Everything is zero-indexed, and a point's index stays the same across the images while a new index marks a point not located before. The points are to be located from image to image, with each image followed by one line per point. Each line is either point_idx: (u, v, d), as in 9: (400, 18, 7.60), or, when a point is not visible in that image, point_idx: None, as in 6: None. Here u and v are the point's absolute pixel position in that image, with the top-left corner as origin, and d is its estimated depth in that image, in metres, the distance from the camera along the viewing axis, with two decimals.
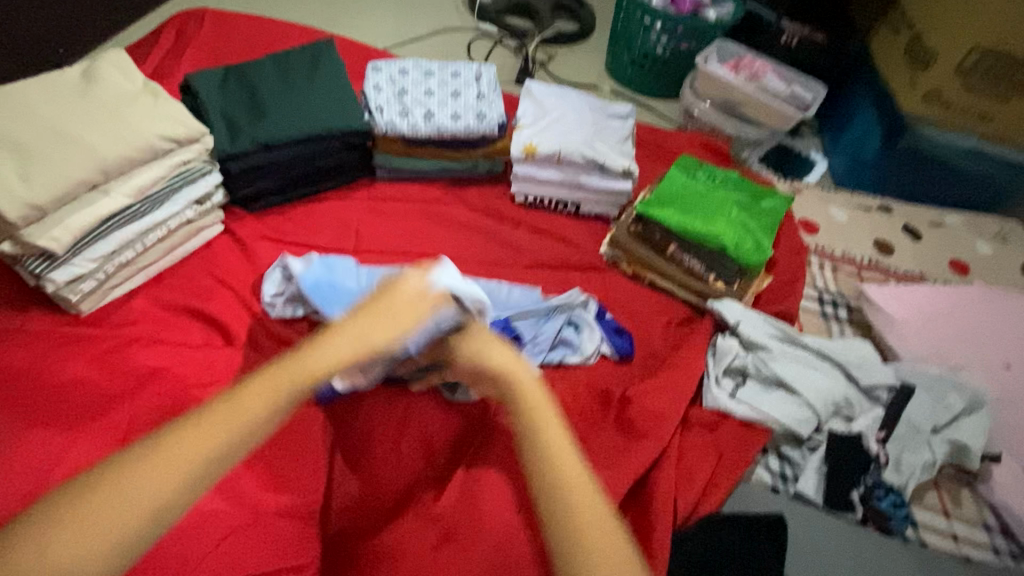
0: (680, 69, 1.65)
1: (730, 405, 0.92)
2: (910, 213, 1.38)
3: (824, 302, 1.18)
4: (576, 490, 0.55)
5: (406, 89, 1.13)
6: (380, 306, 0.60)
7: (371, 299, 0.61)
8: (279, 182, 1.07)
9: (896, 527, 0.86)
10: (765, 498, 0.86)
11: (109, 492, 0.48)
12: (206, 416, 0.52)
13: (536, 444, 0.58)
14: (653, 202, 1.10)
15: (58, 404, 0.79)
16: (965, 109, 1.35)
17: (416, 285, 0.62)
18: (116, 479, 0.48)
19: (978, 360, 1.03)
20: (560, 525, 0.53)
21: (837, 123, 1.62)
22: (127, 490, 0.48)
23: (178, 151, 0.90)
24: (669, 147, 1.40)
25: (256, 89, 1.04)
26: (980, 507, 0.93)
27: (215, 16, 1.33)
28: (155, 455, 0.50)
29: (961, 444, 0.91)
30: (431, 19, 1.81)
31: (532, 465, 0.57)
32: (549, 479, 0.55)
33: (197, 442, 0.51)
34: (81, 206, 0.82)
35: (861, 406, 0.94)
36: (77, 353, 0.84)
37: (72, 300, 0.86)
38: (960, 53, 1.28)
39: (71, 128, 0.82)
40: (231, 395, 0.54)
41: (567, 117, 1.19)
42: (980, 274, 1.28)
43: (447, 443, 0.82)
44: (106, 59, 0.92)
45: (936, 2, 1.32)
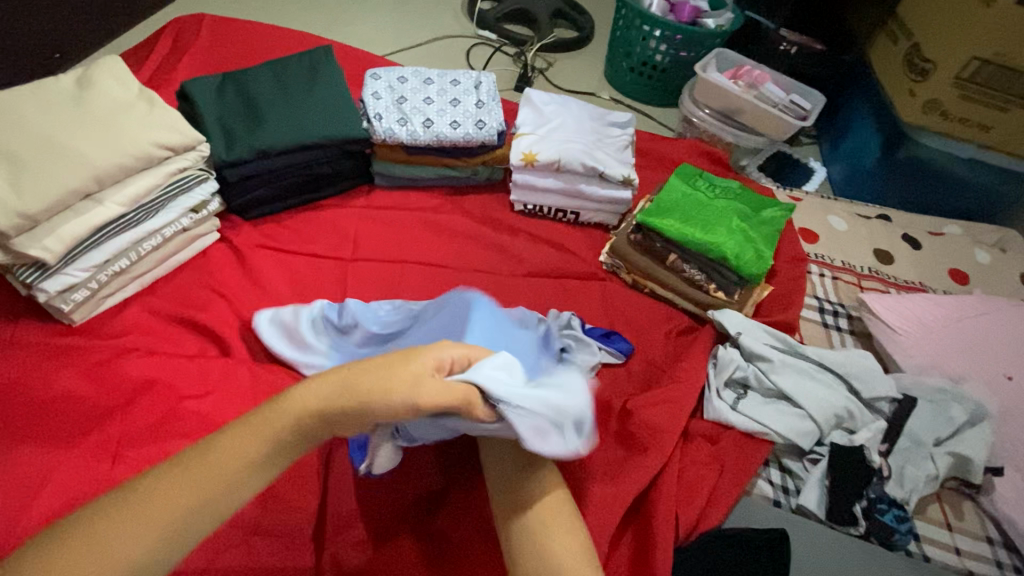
0: (679, 78, 1.65)
1: (731, 417, 0.91)
2: (909, 222, 1.38)
3: (824, 311, 1.17)
4: (552, 526, 0.61)
5: (404, 97, 1.11)
6: (384, 367, 0.54)
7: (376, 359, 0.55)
8: (276, 190, 1.06)
9: (899, 541, 0.84)
10: (767, 514, 0.85)
11: (84, 542, 0.46)
12: (190, 465, 0.51)
13: (523, 484, 0.65)
14: (653, 210, 1.09)
15: (49, 417, 0.77)
16: (964, 119, 1.35)
17: (433, 358, 0.56)
18: (95, 528, 0.47)
19: (980, 371, 1.02)
20: (533, 553, 0.60)
21: (836, 132, 1.66)
22: (104, 542, 0.46)
23: (174, 159, 0.90)
24: (669, 156, 1.39)
25: (253, 96, 1.03)
26: (983, 519, 0.92)
27: (213, 22, 1.32)
28: (136, 505, 0.48)
29: (964, 457, 0.90)
30: (430, 26, 1.81)
31: (510, 511, 0.63)
32: (529, 517, 0.62)
33: (170, 497, 0.49)
34: (75, 215, 0.81)
35: (863, 418, 0.93)
36: (69, 364, 0.83)
37: (65, 311, 0.85)
38: (957, 64, 1.27)
39: (65, 136, 0.81)
40: (216, 443, 0.53)
41: (567, 125, 1.18)
42: (980, 284, 1.28)
43: (443, 461, 0.82)
44: (101, 66, 0.91)
45: (934, 12, 1.32)
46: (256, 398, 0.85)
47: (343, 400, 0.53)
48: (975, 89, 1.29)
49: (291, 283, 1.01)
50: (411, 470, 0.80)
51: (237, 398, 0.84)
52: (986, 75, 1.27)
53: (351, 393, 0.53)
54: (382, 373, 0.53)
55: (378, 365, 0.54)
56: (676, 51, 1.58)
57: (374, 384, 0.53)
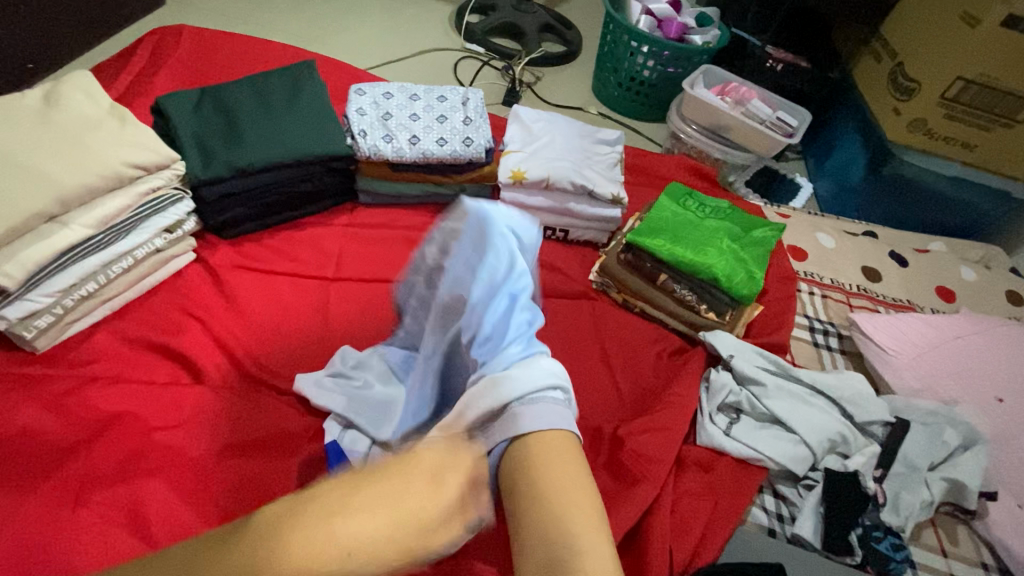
0: (666, 93, 1.65)
1: (724, 443, 0.89)
2: (896, 240, 1.38)
3: (815, 331, 1.16)
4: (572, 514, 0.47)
5: (390, 113, 1.08)
6: (399, 507, 0.39)
7: (394, 491, 0.40)
8: (255, 208, 1.02)
9: (896, 570, 0.82)
10: (764, 545, 0.82)
11: None
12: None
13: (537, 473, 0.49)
14: (643, 231, 1.08)
15: (7, 455, 0.73)
16: (949, 138, 1.36)
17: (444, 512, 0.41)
18: None
19: (969, 393, 1.02)
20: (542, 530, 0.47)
21: (821, 149, 1.67)
22: None
23: (147, 178, 0.87)
24: (657, 172, 1.38)
25: (232, 113, 0.99)
26: (977, 545, 0.91)
27: (193, 33, 1.29)
28: None
29: (958, 482, 0.89)
30: (416, 39, 1.79)
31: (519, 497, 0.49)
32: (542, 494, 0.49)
33: None
34: (38, 238, 0.77)
35: (857, 442, 0.92)
36: (30, 396, 0.78)
37: (26, 338, 0.80)
38: (942, 84, 1.28)
39: (27, 155, 0.77)
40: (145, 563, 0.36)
41: (555, 142, 1.16)
42: (968, 302, 1.28)
43: None
44: (70, 81, 0.87)
45: (919, 32, 1.33)
46: (232, 429, 0.81)
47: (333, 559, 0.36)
48: (959, 109, 1.30)
49: (271, 304, 0.97)
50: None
51: (212, 430, 0.80)
52: (970, 95, 1.28)
53: (348, 535, 0.37)
54: (390, 494, 0.39)
55: (394, 480, 0.40)
56: (664, 66, 1.57)
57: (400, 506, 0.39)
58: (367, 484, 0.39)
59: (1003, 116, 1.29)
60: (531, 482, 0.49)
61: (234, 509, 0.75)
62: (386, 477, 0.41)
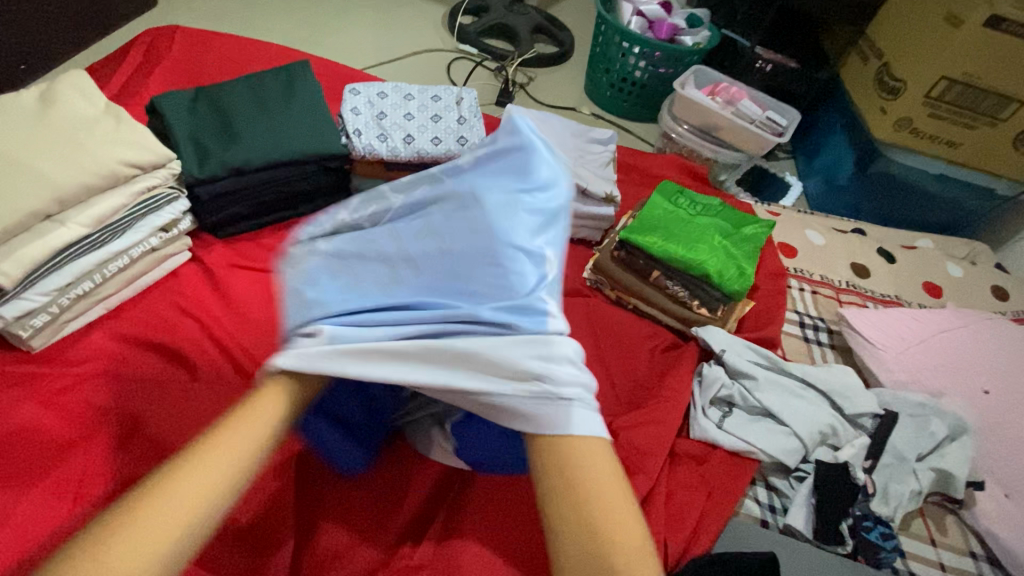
0: (658, 93, 1.67)
1: (717, 435, 0.91)
2: (884, 237, 1.40)
3: (805, 326, 1.18)
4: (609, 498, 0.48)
5: (385, 113, 1.09)
6: (243, 423, 0.51)
7: (228, 418, 0.51)
8: (251, 207, 1.02)
9: (885, 559, 0.84)
10: (757, 535, 0.84)
11: None
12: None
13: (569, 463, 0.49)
14: (636, 227, 1.09)
15: (3, 454, 0.73)
16: (935, 136, 1.38)
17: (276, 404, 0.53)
18: None
19: (956, 385, 1.03)
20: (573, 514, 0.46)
21: (810, 148, 1.69)
22: None
23: (142, 177, 0.87)
24: (649, 171, 1.40)
25: (226, 112, 1.00)
26: (965, 534, 0.93)
27: (186, 34, 1.29)
28: None
29: (946, 472, 0.91)
30: (410, 40, 1.80)
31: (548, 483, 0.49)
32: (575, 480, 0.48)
33: None
34: (34, 236, 0.77)
35: (847, 435, 0.94)
36: (26, 394, 0.78)
37: (23, 337, 0.80)
38: (927, 83, 1.30)
39: (23, 153, 0.77)
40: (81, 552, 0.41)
41: (549, 141, 1.18)
42: (954, 298, 1.30)
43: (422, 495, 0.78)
44: (66, 81, 0.87)
45: (904, 33, 1.36)
46: None
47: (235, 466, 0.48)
48: (944, 108, 1.33)
49: (267, 302, 0.98)
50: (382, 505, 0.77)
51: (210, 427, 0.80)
52: (954, 94, 1.30)
53: (233, 450, 0.49)
54: (239, 425, 0.50)
55: (237, 422, 0.51)
56: (655, 67, 1.59)
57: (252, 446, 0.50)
58: (219, 437, 0.49)
59: (987, 114, 1.31)
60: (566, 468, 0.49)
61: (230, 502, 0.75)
62: (229, 423, 0.51)
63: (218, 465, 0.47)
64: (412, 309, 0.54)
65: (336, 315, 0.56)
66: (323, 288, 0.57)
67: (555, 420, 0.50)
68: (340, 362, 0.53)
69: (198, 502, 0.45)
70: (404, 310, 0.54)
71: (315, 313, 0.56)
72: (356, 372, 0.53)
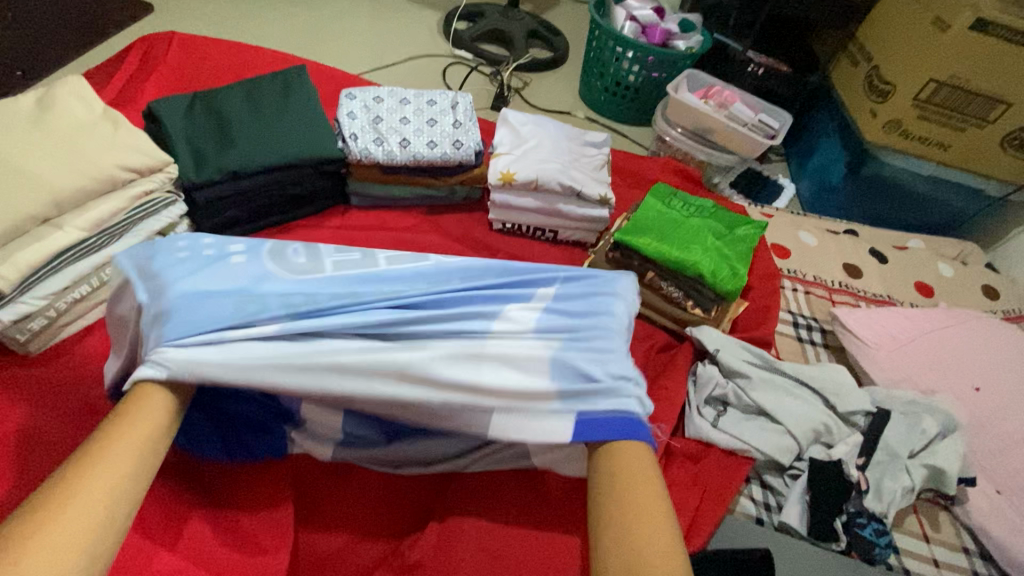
0: (652, 97, 1.69)
1: (712, 434, 0.92)
2: (875, 238, 1.42)
3: (799, 326, 1.19)
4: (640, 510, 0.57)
5: (381, 117, 1.10)
6: (129, 423, 0.56)
7: (108, 425, 0.55)
8: (249, 211, 1.03)
9: (879, 556, 0.85)
10: (753, 532, 0.85)
11: None
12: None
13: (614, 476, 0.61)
14: (631, 229, 1.10)
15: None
16: (925, 138, 1.40)
17: (156, 402, 0.58)
18: None
19: (948, 383, 1.05)
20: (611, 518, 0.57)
21: (803, 151, 1.71)
22: None
23: (138, 181, 0.88)
24: (644, 174, 1.41)
25: (223, 117, 1.01)
26: (958, 530, 0.94)
27: (183, 39, 1.30)
28: None
29: (938, 469, 0.92)
30: (406, 46, 1.81)
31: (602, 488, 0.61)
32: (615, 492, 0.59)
33: None
34: (31, 240, 0.77)
35: (840, 433, 0.95)
36: (24, 397, 0.79)
37: (20, 340, 0.80)
38: (916, 86, 1.32)
39: (20, 157, 0.78)
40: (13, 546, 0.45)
41: (544, 144, 1.19)
42: (945, 297, 1.32)
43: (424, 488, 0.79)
44: (63, 86, 0.88)
45: (893, 37, 1.38)
46: None
47: (138, 458, 0.54)
48: (933, 110, 1.34)
49: None
50: (379, 504, 0.77)
51: None
52: (943, 96, 1.32)
53: (128, 443, 0.54)
54: (128, 426, 0.55)
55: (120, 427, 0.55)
56: (649, 71, 1.61)
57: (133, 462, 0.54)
58: (109, 439, 0.54)
59: (975, 116, 1.33)
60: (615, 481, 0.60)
61: (231, 497, 0.73)
62: (110, 428, 0.55)
63: (125, 456, 0.53)
64: (365, 320, 0.65)
65: (280, 317, 0.63)
66: (262, 297, 0.64)
67: (534, 424, 0.64)
68: (274, 360, 0.61)
69: (114, 487, 0.51)
70: (360, 318, 0.65)
71: (262, 311, 0.63)
72: (276, 375, 0.60)
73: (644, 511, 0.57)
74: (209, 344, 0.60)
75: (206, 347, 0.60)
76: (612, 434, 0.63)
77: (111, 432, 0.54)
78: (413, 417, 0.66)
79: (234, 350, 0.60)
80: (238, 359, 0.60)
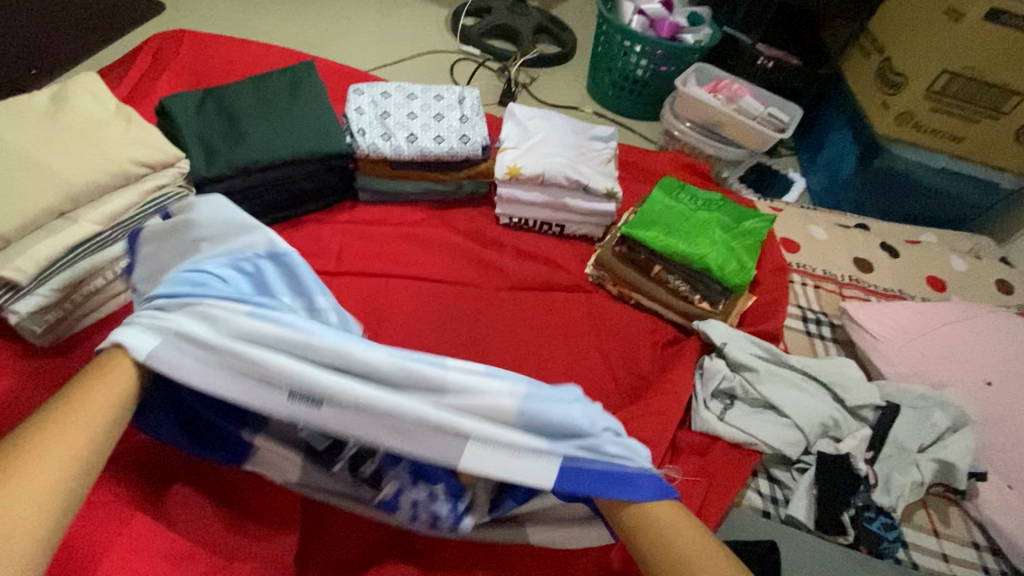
0: (660, 90, 1.68)
1: (718, 427, 0.91)
2: (887, 232, 1.40)
3: (808, 320, 1.19)
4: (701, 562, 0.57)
5: (389, 112, 1.11)
6: (107, 369, 0.59)
7: (92, 368, 0.60)
8: (259, 206, 1.04)
9: (887, 549, 0.84)
10: (759, 525, 0.84)
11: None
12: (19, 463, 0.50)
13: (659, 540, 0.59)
14: (637, 223, 1.09)
15: None
16: (937, 131, 1.38)
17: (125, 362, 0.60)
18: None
19: (960, 377, 1.04)
20: None
21: (813, 144, 1.70)
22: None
23: (151, 176, 0.89)
24: (652, 168, 1.41)
25: (233, 112, 1.02)
26: (969, 525, 0.94)
27: (194, 37, 1.32)
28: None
29: (948, 463, 0.91)
30: (414, 42, 1.82)
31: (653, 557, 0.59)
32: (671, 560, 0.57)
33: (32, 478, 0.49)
34: (48, 234, 0.79)
35: (848, 426, 0.94)
36: (39, 387, 0.80)
37: (37, 332, 0.82)
38: (929, 76, 1.30)
39: (36, 153, 0.80)
40: (27, 444, 0.52)
41: (549, 139, 1.19)
42: (957, 291, 1.30)
43: None
44: (78, 83, 0.90)
45: (903, 27, 1.36)
46: None
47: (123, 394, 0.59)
48: (947, 101, 1.33)
49: None
50: None
51: None
52: (955, 87, 1.31)
53: (113, 383, 0.58)
54: (110, 371, 0.59)
55: (104, 370, 0.59)
56: (657, 65, 1.60)
57: (80, 429, 0.54)
58: (94, 377, 0.58)
59: (989, 107, 1.31)
60: (665, 543, 0.58)
61: (237, 488, 0.75)
62: (96, 371, 0.59)
63: (115, 393, 0.58)
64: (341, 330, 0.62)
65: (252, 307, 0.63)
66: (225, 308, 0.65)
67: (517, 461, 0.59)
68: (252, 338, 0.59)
69: (106, 413, 0.57)
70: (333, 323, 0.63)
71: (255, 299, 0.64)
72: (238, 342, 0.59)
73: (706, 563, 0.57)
74: (187, 307, 0.62)
75: (187, 317, 0.61)
76: (599, 491, 0.59)
77: (91, 377, 0.58)
78: (383, 427, 0.58)
79: (206, 320, 0.60)
80: (218, 329, 0.60)
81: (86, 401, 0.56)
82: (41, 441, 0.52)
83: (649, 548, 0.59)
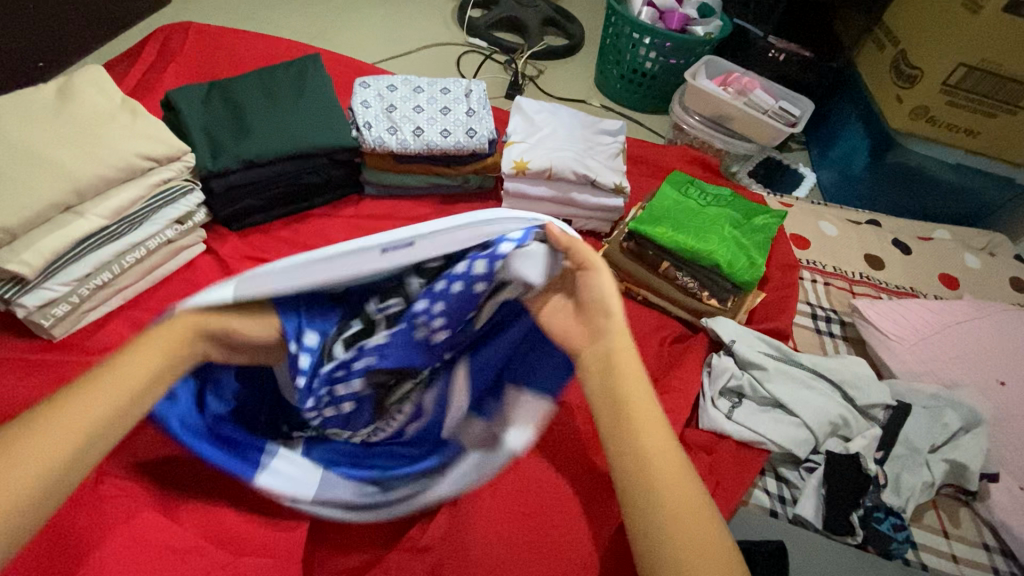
0: (669, 84, 1.66)
1: (726, 425, 0.90)
2: (899, 227, 1.38)
3: (817, 318, 1.17)
4: (680, 502, 0.53)
5: (395, 106, 1.10)
6: (160, 335, 0.55)
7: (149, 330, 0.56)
8: (264, 200, 1.04)
9: (896, 550, 0.83)
10: (766, 525, 0.84)
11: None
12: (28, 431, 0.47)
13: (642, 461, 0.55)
14: (645, 218, 1.08)
15: None
16: (952, 125, 1.36)
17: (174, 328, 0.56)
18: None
19: (972, 377, 1.03)
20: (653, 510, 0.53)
21: (824, 138, 1.67)
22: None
23: (157, 170, 0.89)
24: (660, 163, 1.39)
25: (239, 106, 1.01)
26: (979, 526, 0.92)
27: (199, 29, 1.31)
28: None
29: (959, 464, 0.91)
30: (420, 34, 1.80)
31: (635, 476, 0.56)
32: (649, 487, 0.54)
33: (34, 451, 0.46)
34: (55, 228, 0.79)
35: (858, 426, 0.93)
36: (46, 381, 0.80)
37: (45, 326, 0.82)
38: (946, 69, 1.28)
39: (42, 147, 0.79)
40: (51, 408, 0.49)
41: (557, 133, 1.18)
42: (970, 289, 1.28)
43: None
44: (83, 76, 0.90)
45: (920, 19, 1.33)
46: None
47: (163, 367, 0.54)
48: (963, 95, 1.30)
49: None
50: None
51: None
52: (972, 81, 1.28)
53: (155, 351, 0.54)
54: (157, 339, 0.55)
55: (155, 336, 0.55)
56: (666, 58, 1.58)
57: (108, 398, 0.50)
58: (142, 342, 0.54)
59: (1007, 101, 1.28)
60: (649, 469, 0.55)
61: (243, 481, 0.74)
62: (149, 334, 0.55)
63: (157, 363, 0.54)
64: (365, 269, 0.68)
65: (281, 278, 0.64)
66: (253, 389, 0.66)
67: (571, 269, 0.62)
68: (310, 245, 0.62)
69: (140, 384, 0.52)
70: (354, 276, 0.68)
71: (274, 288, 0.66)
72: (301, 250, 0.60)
73: (686, 505, 0.53)
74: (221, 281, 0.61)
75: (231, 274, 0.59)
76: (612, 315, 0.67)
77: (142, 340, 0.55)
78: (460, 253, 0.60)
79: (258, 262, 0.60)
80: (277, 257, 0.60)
81: (127, 355, 0.53)
82: (63, 406, 0.49)
83: (632, 464, 0.56)
